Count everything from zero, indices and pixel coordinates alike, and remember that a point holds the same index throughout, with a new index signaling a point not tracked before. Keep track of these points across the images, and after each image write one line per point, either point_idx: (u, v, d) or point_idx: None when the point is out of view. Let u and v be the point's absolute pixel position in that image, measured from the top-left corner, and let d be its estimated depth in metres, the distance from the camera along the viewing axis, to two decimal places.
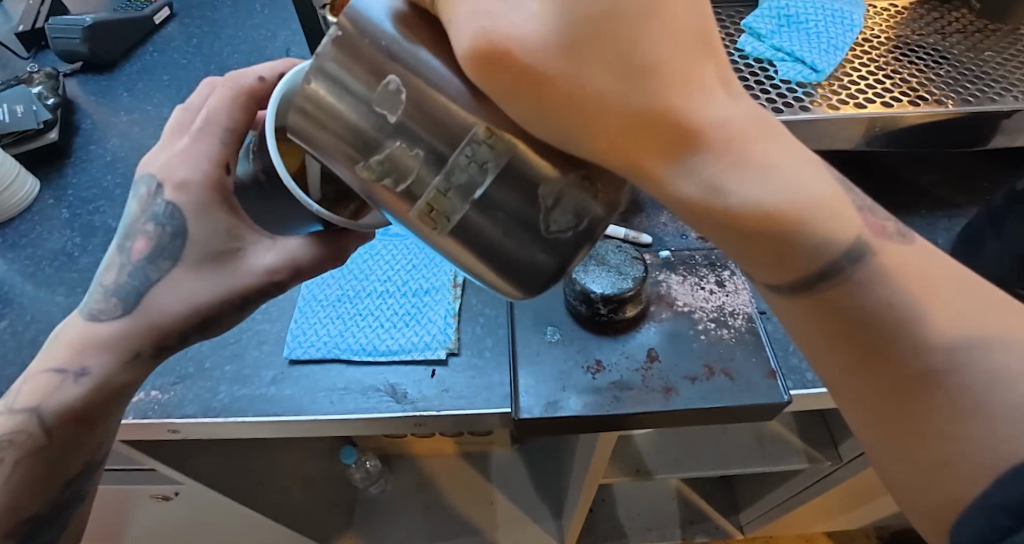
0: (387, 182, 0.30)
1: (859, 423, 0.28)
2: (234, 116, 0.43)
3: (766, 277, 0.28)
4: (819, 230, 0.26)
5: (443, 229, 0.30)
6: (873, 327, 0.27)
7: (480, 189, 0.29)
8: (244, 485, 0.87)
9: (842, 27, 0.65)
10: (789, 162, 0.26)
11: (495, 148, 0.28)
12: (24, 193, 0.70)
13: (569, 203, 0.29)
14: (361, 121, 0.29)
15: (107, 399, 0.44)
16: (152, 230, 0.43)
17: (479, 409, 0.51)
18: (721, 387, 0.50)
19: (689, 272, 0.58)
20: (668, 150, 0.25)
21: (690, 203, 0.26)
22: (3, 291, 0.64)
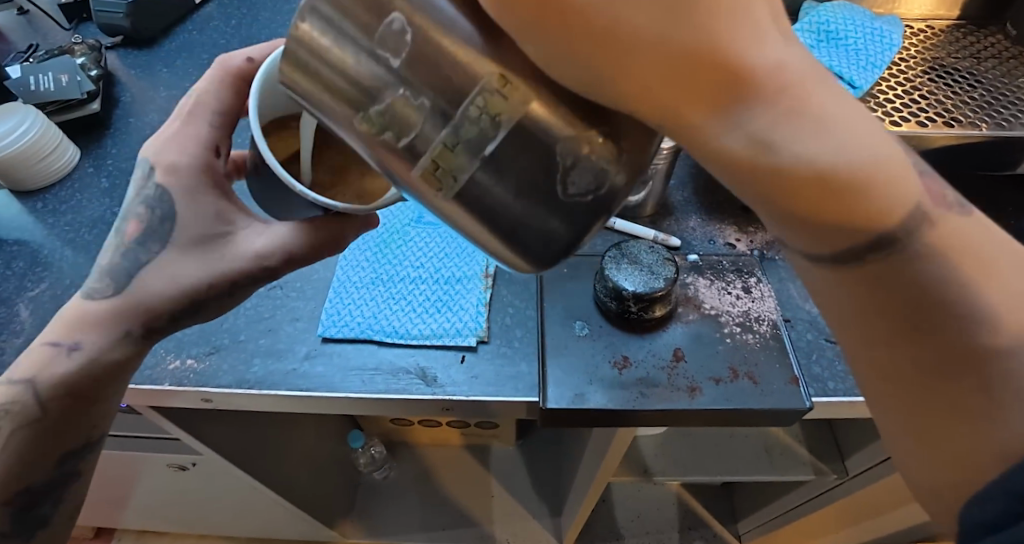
0: (387, 136, 0.29)
1: (892, 400, 0.29)
2: (224, 99, 0.47)
3: (809, 241, 0.28)
4: (870, 189, 0.26)
5: (448, 189, 0.29)
6: (927, 300, 0.27)
7: (491, 144, 0.28)
8: (256, 461, 0.88)
9: (880, 46, 0.66)
10: (841, 115, 0.25)
11: (509, 99, 0.27)
12: (65, 161, 0.72)
13: (590, 164, 0.28)
14: (362, 68, 0.28)
15: (110, 372, 0.45)
16: (142, 212, 0.44)
17: (507, 397, 0.52)
18: (744, 389, 0.52)
19: (716, 276, 0.59)
20: (711, 98, 0.24)
21: (735, 157, 0.25)
22: (43, 255, 0.65)
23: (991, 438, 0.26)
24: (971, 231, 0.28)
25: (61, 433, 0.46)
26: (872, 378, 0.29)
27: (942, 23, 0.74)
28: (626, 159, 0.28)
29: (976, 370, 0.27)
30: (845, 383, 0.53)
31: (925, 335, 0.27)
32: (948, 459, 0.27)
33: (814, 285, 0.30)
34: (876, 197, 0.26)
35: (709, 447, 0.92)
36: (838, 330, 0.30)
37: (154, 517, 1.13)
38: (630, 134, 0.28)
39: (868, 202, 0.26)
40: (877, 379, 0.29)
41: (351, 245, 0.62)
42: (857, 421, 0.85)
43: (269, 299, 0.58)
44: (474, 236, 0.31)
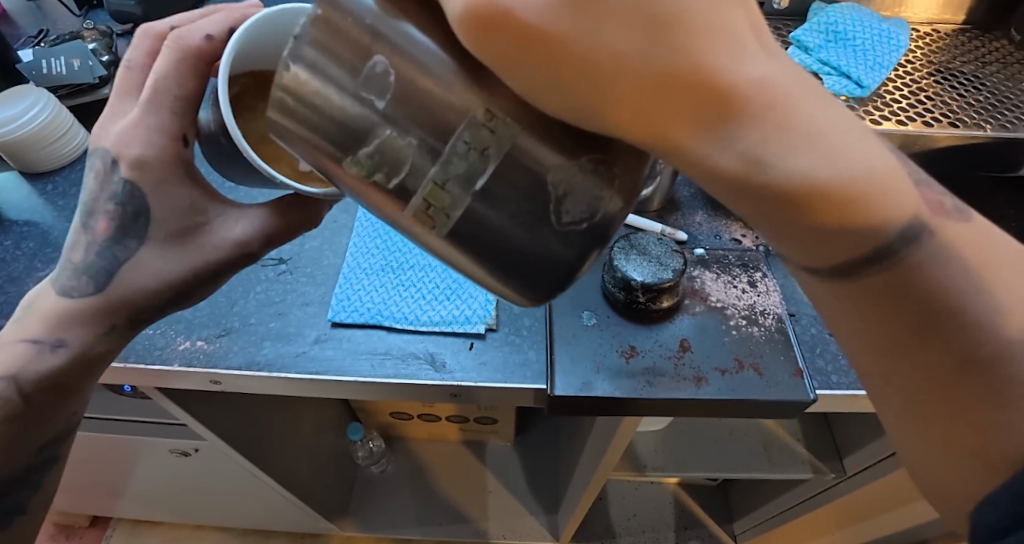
0: (379, 177, 0.29)
1: (894, 408, 0.30)
2: (185, 82, 0.41)
3: (809, 257, 0.28)
4: (864, 203, 0.26)
5: (441, 226, 0.30)
6: (932, 311, 0.28)
7: (480, 179, 0.28)
8: (257, 448, 0.88)
9: (888, 47, 0.67)
10: (834, 132, 0.25)
11: (497, 132, 0.27)
12: (76, 145, 0.72)
13: (581, 194, 0.29)
14: (351, 112, 0.28)
15: (85, 368, 0.46)
16: (110, 209, 0.42)
17: (515, 383, 0.53)
18: (750, 380, 0.52)
19: (722, 271, 0.60)
20: (698, 119, 0.24)
21: (729, 175, 0.25)
22: (53, 236, 0.66)
23: (996, 440, 0.27)
24: (968, 236, 0.29)
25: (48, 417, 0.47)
26: (878, 382, 0.30)
27: (947, 27, 0.75)
28: (619, 185, 0.29)
29: (984, 373, 0.28)
30: (849, 377, 0.54)
31: (930, 341, 0.28)
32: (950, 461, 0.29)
33: (815, 296, 0.30)
34: (868, 210, 0.26)
35: (708, 444, 0.93)
36: (842, 337, 0.31)
37: (151, 506, 1.13)
38: (621, 161, 0.29)
39: (859, 217, 0.26)
40: (881, 383, 0.30)
41: (360, 233, 0.62)
42: (855, 419, 0.85)
43: (279, 284, 0.59)
44: (467, 271, 0.32)
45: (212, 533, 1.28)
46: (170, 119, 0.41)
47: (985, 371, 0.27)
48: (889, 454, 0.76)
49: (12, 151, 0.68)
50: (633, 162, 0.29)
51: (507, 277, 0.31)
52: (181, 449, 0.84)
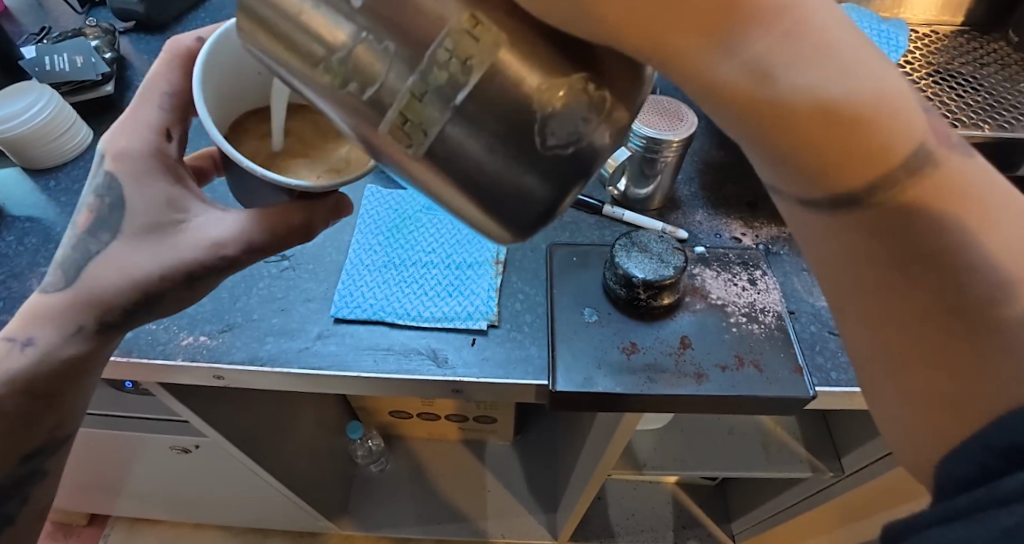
0: (353, 88, 0.29)
1: (888, 354, 0.30)
2: (176, 83, 0.48)
3: (813, 188, 0.28)
4: (872, 125, 0.25)
5: (418, 143, 0.29)
6: (927, 242, 0.27)
7: (460, 93, 0.28)
8: (258, 446, 0.88)
9: (888, 47, 0.67)
10: (845, 42, 0.25)
11: (479, 41, 0.27)
12: (78, 141, 0.72)
13: (564, 114, 0.28)
14: (327, 17, 0.28)
15: (56, 372, 0.45)
16: (92, 202, 0.45)
17: (517, 379, 0.53)
18: (750, 377, 0.53)
19: (722, 268, 0.60)
20: (705, 24, 0.25)
21: (732, 84, 0.26)
22: (56, 232, 0.66)
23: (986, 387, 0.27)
24: (977, 175, 0.28)
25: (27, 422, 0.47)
26: (865, 324, 0.31)
27: (946, 28, 0.76)
28: (607, 111, 0.29)
29: (974, 319, 0.27)
30: (848, 374, 0.54)
31: (924, 277, 0.28)
32: (936, 411, 0.29)
33: (813, 233, 0.30)
34: (880, 134, 0.25)
35: (707, 443, 0.93)
36: (839, 280, 0.30)
37: (150, 504, 1.13)
38: (613, 84, 0.29)
39: (872, 138, 0.25)
40: (871, 323, 0.30)
41: (362, 230, 0.62)
42: (854, 418, 0.85)
43: (282, 280, 0.59)
44: (457, 210, 0.32)
45: (210, 532, 1.28)
46: (160, 115, 0.47)
47: (976, 317, 0.27)
48: (887, 453, 0.77)
49: (13, 148, 0.69)
50: (617, 88, 0.29)
51: (499, 220, 0.32)
52: (182, 446, 0.84)
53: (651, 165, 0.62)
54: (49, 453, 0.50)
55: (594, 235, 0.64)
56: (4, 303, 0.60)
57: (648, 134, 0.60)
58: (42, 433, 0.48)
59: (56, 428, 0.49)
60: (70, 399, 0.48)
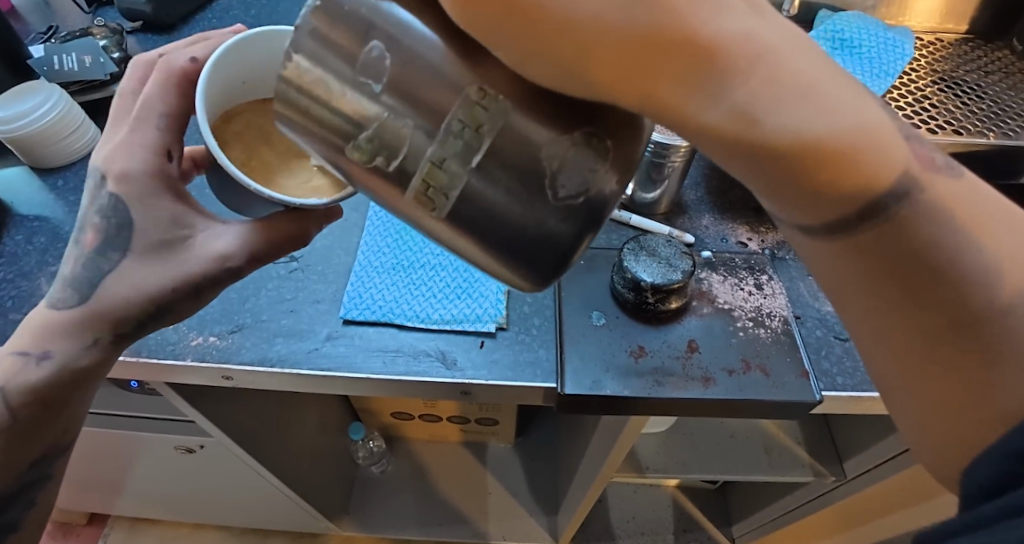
0: (379, 161, 0.31)
1: (888, 374, 0.31)
2: (170, 101, 0.46)
3: (802, 219, 0.29)
4: (856, 161, 0.26)
5: (440, 207, 0.31)
6: (922, 268, 0.28)
7: (476, 155, 0.29)
8: (262, 446, 0.89)
9: (894, 55, 0.67)
10: (824, 86, 0.25)
11: (490, 110, 0.28)
12: (86, 141, 0.72)
13: (576, 167, 0.29)
14: (350, 102, 0.30)
15: (70, 384, 0.45)
16: (98, 223, 0.45)
17: (526, 381, 0.53)
18: (757, 381, 0.53)
19: (729, 273, 0.61)
20: (682, 76, 0.25)
21: (719, 130, 0.25)
22: (64, 231, 0.66)
23: (995, 403, 0.27)
24: (961, 192, 0.28)
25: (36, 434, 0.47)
26: (871, 347, 0.31)
27: (950, 36, 0.77)
28: (614, 160, 0.30)
29: (976, 332, 0.28)
30: (853, 379, 0.55)
31: (921, 303, 0.28)
32: (944, 428, 0.29)
33: (809, 257, 0.31)
34: (864, 164, 0.26)
35: (709, 446, 0.93)
36: (838, 304, 0.31)
37: (151, 504, 1.13)
38: (614, 131, 0.29)
39: (859, 169, 0.26)
40: (873, 344, 0.30)
41: (371, 231, 0.63)
42: (856, 422, 0.86)
43: (291, 282, 0.59)
44: (466, 254, 0.33)
45: (211, 532, 1.27)
46: (154, 135, 0.45)
47: (978, 330, 0.28)
48: (889, 458, 0.77)
49: (21, 147, 0.69)
50: (625, 127, 0.30)
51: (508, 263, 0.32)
52: (186, 446, 0.85)
53: (658, 169, 0.62)
54: (53, 460, 0.50)
55: (601, 238, 0.64)
56: (13, 303, 0.60)
57: (656, 139, 0.60)
58: (50, 439, 0.48)
59: (63, 433, 0.49)
60: (81, 405, 0.48)
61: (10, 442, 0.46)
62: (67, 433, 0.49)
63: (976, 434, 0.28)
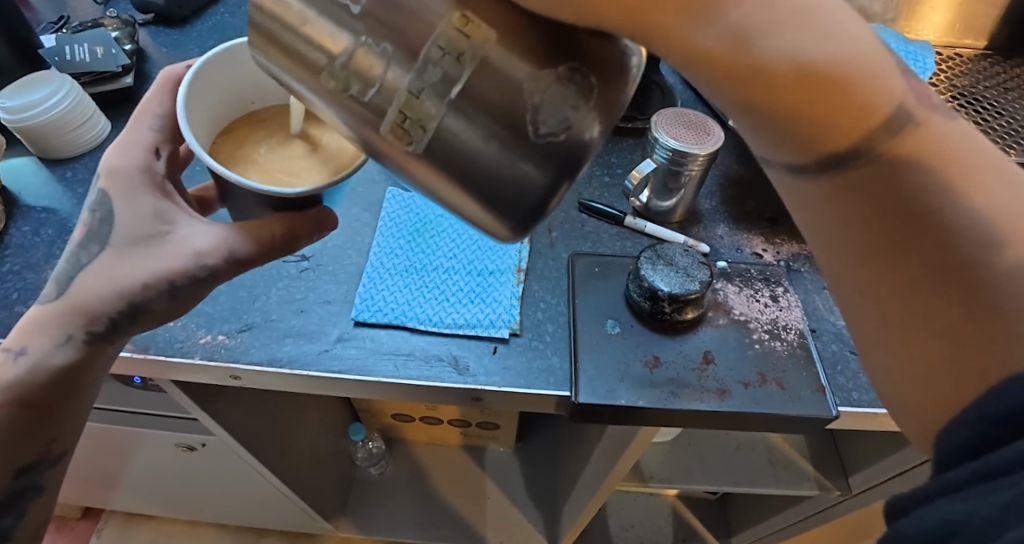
0: (355, 89, 0.30)
1: (880, 324, 0.31)
2: (167, 104, 0.49)
3: (795, 153, 0.30)
4: (849, 84, 0.26)
5: (416, 140, 0.30)
6: (910, 206, 0.28)
7: (455, 86, 0.29)
8: (263, 444, 0.88)
9: (915, 68, 0.67)
10: (823, 12, 0.26)
11: (471, 37, 0.27)
12: (95, 132, 0.71)
13: (557, 102, 0.28)
14: (330, 29, 0.30)
15: (48, 383, 0.44)
16: (86, 218, 0.45)
17: (540, 390, 0.52)
18: (772, 395, 0.52)
19: (745, 284, 0.60)
20: (682, 1, 0.26)
21: (712, 53, 0.27)
22: (70, 223, 0.65)
23: (985, 354, 0.27)
24: (958, 133, 0.29)
25: (27, 437, 0.44)
26: (856, 287, 0.31)
27: (969, 52, 0.77)
28: (598, 99, 0.29)
29: (962, 275, 0.28)
30: (870, 395, 0.54)
31: (907, 243, 0.29)
32: (932, 381, 0.29)
33: (801, 201, 0.32)
34: (857, 95, 0.27)
35: (714, 458, 0.92)
36: (830, 252, 0.32)
37: (148, 500, 1.12)
38: (600, 71, 0.29)
39: (849, 99, 0.27)
40: (860, 287, 0.31)
41: (384, 232, 0.62)
42: (862, 437, 0.85)
43: (302, 281, 0.58)
44: (450, 203, 0.33)
45: (206, 532, 1.26)
46: (149, 134, 0.47)
47: (967, 276, 0.28)
48: (897, 474, 0.77)
49: (30, 136, 0.68)
50: (612, 69, 0.29)
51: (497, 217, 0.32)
52: (187, 444, 0.83)
53: (675, 177, 0.62)
54: (56, 465, 0.49)
55: (616, 245, 0.64)
56: (17, 294, 0.59)
57: (674, 146, 0.60)
58: (37, 447, 0.45)
59: (51, 442, 0.46)
60: (71, 410, 0.46)
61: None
62: (55, 441, 0.46)
63: (956, 395, 0.28)
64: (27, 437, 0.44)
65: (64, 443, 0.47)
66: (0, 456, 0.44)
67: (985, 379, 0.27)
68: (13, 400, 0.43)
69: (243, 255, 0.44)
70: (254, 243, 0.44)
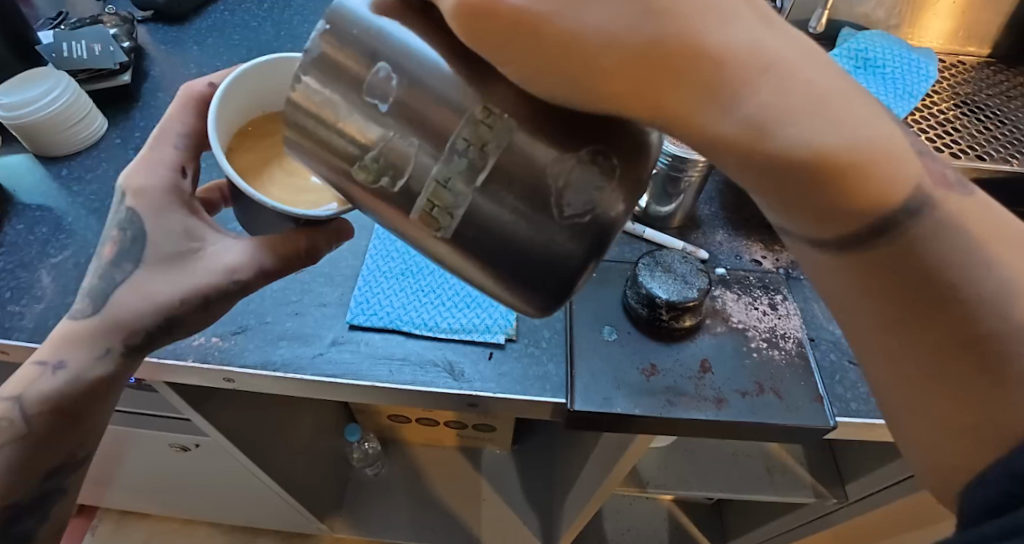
0: (385, 181, 0.32)
1: (898, 388, 0.31)
2: (191, 122, 0.47)
3: (812, 231, 0.29)
4: (866, 172, 0.26)
5: (445, 227, 0.32)
6: (929, 283, 0.28)
7: (481, 174, 0.31)
8: (258, 445, 0.87)
9: (917, 76, 0.66)
10: (841, 96, 0.25)
11: (493, 129, 0.29)
12: (92, 130, 0.71)
13: (581, 184, 0.30)
14: (360, 122, 0.31)
15: (88, 394, 0.44)
16: (116, 235, 0.44)
17: (535, 396, 0.52)
18: (770, 404, 0.52)
19: (743, 292, 0.60)
20: (701, 91, 0.25)
21: (732, 141, 0.25)
22: (67, 222, 0.64)
23: (1001, 422, 0.27)
24: (970, 211, 0.29)
25: (59, 443, 0.45)
26: (873, 356, 0.31)
27: (973, 59, 0.76)
28: (620, 179, 0.31)
29: (982, 351, 0.28)
30: (868, 405, 0.54)
31: (929, 319, 0.28)
32: (952, 438, 0.29)
33: (817, 272, 0.31)
34: (878, 180, 0.26)
35: (710, 463, 0.92)
36: (848, 321, 0.31)
37: (141, 498, 1.11)
38: (620, 150, 0.30)
39: (869, 186, 0.26)
40: (880, 358, 0.30)
41: (381, 235, 0.62)
42: (860, 444, 0.85)
43: (296, 283, 0.58)
44: (477, 281, 0.35)
45: (201, 530, 1.26)
46: (173, 153, 0.46)
47: (985, 350, 0.28)
48: (893, 482, 0.76)
49: (27, 134, 0.68)
50: (631, 147, 0.31)
51: (524, 289, 0.34)
52: (183, 444, 0.83)
53: (674, 183, 0.62)
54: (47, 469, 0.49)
55: (614, 250, 0.63)
56: (11, 294, 0.58)
57: (674, 152, 0.59)
58: (64, 450, 0.46)
59: (78, 446, 0.46)
60: (98, 416, 0.46)
61: (27, 453, 0.45)
62: (82, 445, 0.47)
63: (976, 457, 0.28)
64: (55, 441, 0.45)
65: (91, 446, 0.48)
66: (30, 461, 0.45)
67: (1006, 443, 0.27)
68: (45, 409, 0.43)
69: (272, 268, 0.43)
70: (280, 256, 0.43)
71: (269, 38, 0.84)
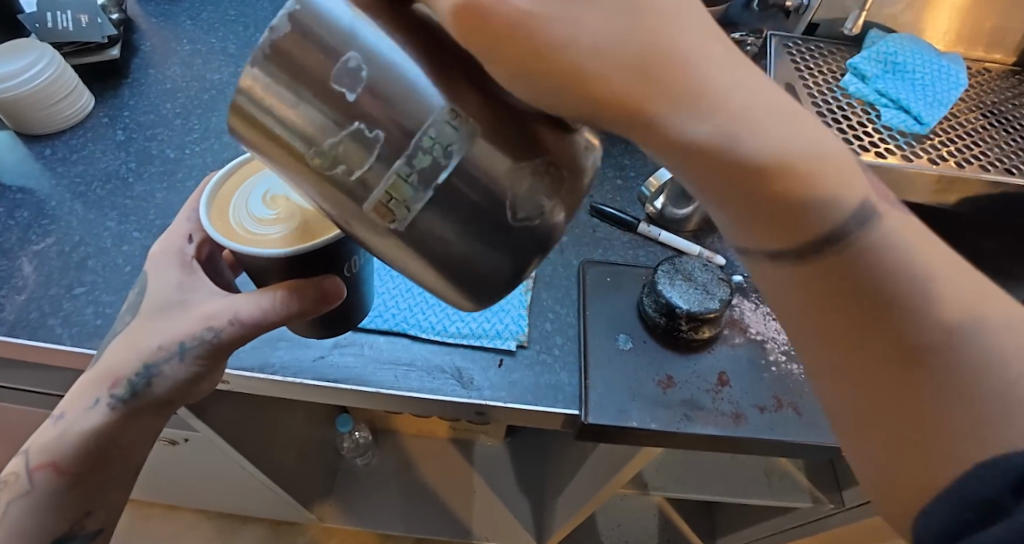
0: (339, 170, 0.28)
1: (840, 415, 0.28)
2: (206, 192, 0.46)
3: (758, 238, 0.27)
4: (807, 178, 0.25)
5: (402, 219, 0.28)
6: (873, 295, 0.25)
7: (444, 174, 0.27)
8: (246, 439, 0.84)
9: (948, 84, 0.65)
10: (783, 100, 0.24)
11: (461, 129, 0.26)
12: (78, 108, 0.67)
13: (531, 191, 0.28)
14: (314, 110, 0.27)
15: (83, 452, 0.42)
16: (131, 295, 0.44)
17: (549, 408, 0.50)
18: (788, 420, 0.50)
19: (762, 301, 0.58)
20: (666, 93, 0.24)
21: (674, 139, 0.24)
22: (50, 207, 0.60)
23: (946, 459, 0.24)
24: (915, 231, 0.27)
25: (71, 500, 0.43)
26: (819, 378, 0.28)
27: (998, 67, 0.74)
28: (566, 191, 0.29)
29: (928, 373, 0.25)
30: None
31: (874, 333, 0.25)
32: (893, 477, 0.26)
33: (761, 279, 0.28)
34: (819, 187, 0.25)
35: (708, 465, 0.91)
36: (795, 335, 0.28)
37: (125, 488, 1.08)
38: (570, 161, 0.28)
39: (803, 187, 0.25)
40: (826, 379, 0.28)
41: None
42: None
43: None
44: (421, 278, 0.31)
45: (187, 516, 1.24)
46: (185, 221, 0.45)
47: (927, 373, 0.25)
48: None
49: (9, 110, 0.64)
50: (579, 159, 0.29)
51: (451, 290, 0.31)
52: (171, 438, 0.80)
53: None
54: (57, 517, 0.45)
55: (628, 254, 0.61)
56: None
57: None
58: (70, 518, 0.44)
59: (87, 514, 0.44)
60: (108, 474, 0.44)
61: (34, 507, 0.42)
62: (89, 513, 0.44)
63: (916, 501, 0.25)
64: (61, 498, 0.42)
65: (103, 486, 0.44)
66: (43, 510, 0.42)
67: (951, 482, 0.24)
68: (43, 465, 0.42)
69: (247, 317, 0.40)
70: (258, 307, 0.40)
71: (268, 14, 0.79)
